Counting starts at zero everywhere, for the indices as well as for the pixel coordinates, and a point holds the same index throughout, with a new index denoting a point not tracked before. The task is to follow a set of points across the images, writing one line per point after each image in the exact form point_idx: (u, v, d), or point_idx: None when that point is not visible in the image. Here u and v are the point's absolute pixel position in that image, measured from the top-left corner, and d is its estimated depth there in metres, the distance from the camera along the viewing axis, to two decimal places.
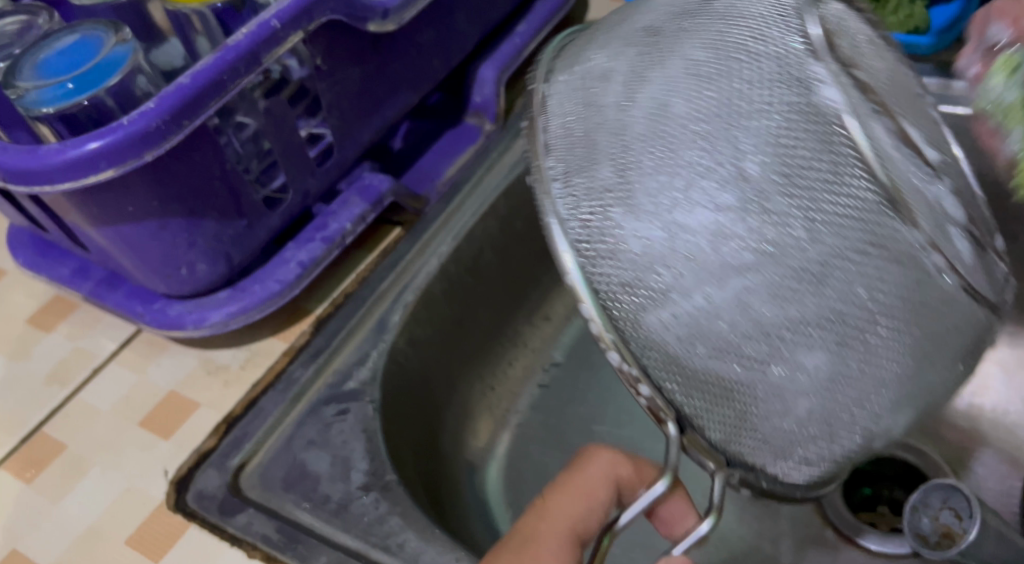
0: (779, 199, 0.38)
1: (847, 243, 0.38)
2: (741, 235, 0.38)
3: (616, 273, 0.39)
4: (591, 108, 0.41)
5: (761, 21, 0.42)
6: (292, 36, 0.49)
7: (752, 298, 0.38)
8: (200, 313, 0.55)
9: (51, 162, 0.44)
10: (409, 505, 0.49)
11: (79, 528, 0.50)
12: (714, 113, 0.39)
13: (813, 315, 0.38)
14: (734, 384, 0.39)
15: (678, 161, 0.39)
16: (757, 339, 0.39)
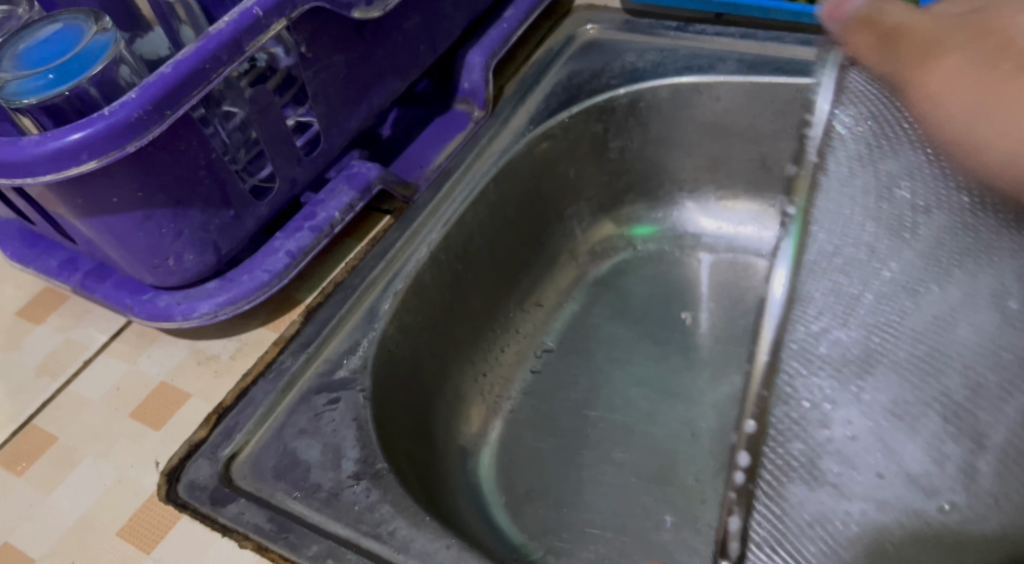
0: (962, 402, 0.41)
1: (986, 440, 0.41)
2: (929, 443, 0.40)
3: (804, 436, 0.37)
4: (861, 260, 0.42)
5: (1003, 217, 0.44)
6: (275, 24, 0.49)
7: (889, 494, 0.38)
8: (189, 304, 0.55)
9: (31, 153, 0.43)
10: (400, 493, 0.49)
11: (70, 520, 0.50)
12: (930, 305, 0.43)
13: (940, 524, 0.40)
14: (817, 563, 0.37)
15: (906, 340, 0.41)
16: (873, 534, 0.38)
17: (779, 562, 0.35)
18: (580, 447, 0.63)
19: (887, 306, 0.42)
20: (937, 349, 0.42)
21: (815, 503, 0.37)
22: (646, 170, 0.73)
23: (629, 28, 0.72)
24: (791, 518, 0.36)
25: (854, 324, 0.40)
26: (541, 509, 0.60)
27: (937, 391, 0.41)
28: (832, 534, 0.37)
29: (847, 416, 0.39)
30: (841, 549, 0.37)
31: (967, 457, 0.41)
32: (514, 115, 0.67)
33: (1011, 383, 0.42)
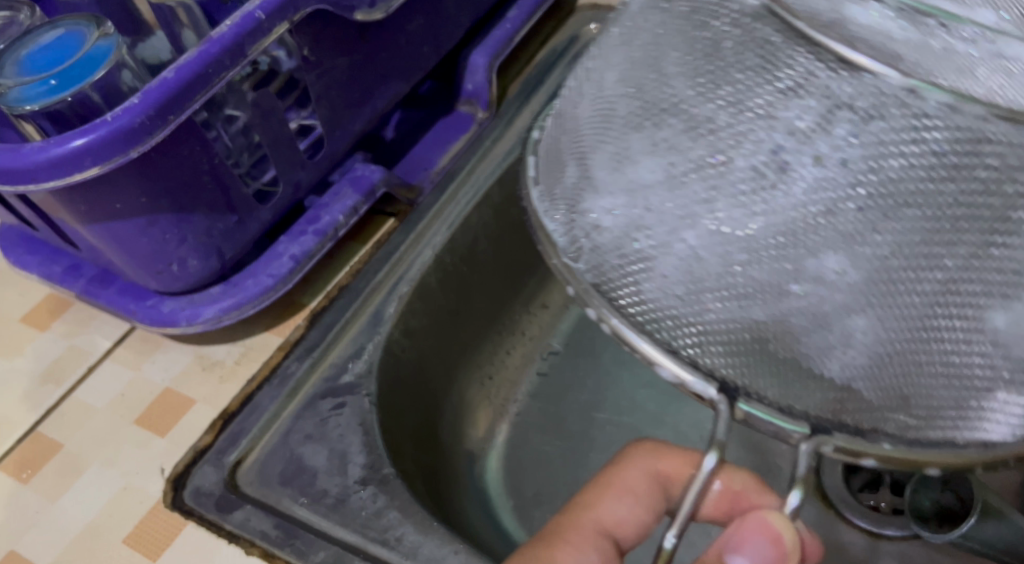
0: (881, 231, 0.36)
1: (916, 241, 0.36)
2: (845, 293, 0.36)
3: (688, 328, 0.39)
4: (630, 213, 0.40)
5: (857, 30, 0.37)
6: (277, 27, 0.48)
7: (863, 332, 0.37)
8: (194, 309, 0.54)
9: (34, 160, 0.43)
10: (407, 499, 0.49)
11: (77, 527, 0.50)
12: (804, 161, 0.36)
13: (920, 323, 0.37)
14: (864, 382, 0.37)
15: (732, 238, 0.38)
16: (877, 363, 0.37)
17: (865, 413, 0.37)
18: (587, 450, 0.63)
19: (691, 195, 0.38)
20: (828, 217, 0.36)
21: (770, 347, 0.38)
22: None
23: None
24: (766, 365, 0.38)
25: (694, 249, 0.39)
26: (549, 513, 0.60)
27: (823, 227, 0.36)
28: (803, 355, 0.38)
29: (697, 313, 0.39)
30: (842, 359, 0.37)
31: (858, 255, 0.36)
32: (518, 116, 0.67)
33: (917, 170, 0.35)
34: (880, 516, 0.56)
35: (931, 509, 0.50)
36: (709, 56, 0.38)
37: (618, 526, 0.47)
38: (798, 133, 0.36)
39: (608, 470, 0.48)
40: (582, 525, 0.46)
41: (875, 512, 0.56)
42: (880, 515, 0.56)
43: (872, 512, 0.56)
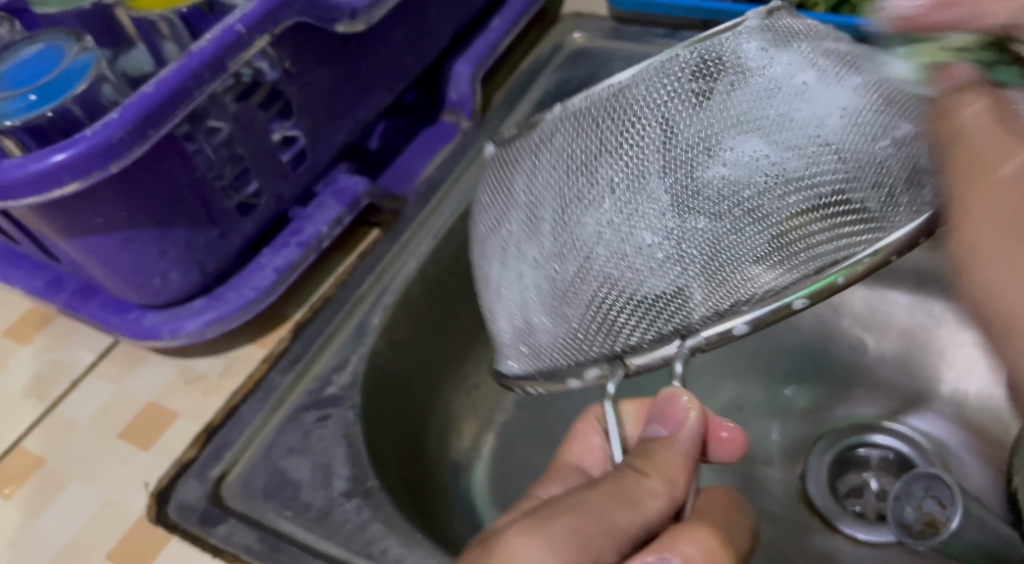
0: (609, 202, 0.43)
1: (649, 174, 0.43)
2: (631, 245, 0.43)
3: (580, 339, 0.43)
4: (503, 296, 0.46)
5: (492, 187, 0.49)
6: (257, 40, 0.48)
7: (659, 248, 0.42)
8: (176, 322, 0.54)
9: (13, 176, 0.43)
10: (391, 511, 0.49)
11: (59, 542, 0.50)
12: (530, 205, 0.45)
13: (737, 210, 0.41)
14: (730, 274, 0.40)
15: (540, 270, 0.45)
16: (715, 267, 0.41)
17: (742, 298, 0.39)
18: None
19: (520, 266, 0.45)
20: (569, 231, 0.44)
21: (629, 294, 0.42)
22: None
23: (616, 38, 0.71)
24: (641, 305, 0.42)
25: (530, 278, 0.45)
26: None
27: (568, 237, 0.44)
28: (641, 284, 0.42)
29: (567, 320, 0.44)
30: (686, 266, 0.42)
31: (615, 212, 0.43)
32: (502, 124, 0.66)
33: (595, 132, 0.44)
34: (869, 521, 0.57)
35: (914, 518, 0.49)
36: (493, 199, 0.48)
37: (589, 457, 0.49)
38: (527, 203, 0.46)
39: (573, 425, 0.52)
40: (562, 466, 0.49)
41: (862, 518, 0.57)
42: (866, 521, 0.57)
43: (859, 518, 0.57)
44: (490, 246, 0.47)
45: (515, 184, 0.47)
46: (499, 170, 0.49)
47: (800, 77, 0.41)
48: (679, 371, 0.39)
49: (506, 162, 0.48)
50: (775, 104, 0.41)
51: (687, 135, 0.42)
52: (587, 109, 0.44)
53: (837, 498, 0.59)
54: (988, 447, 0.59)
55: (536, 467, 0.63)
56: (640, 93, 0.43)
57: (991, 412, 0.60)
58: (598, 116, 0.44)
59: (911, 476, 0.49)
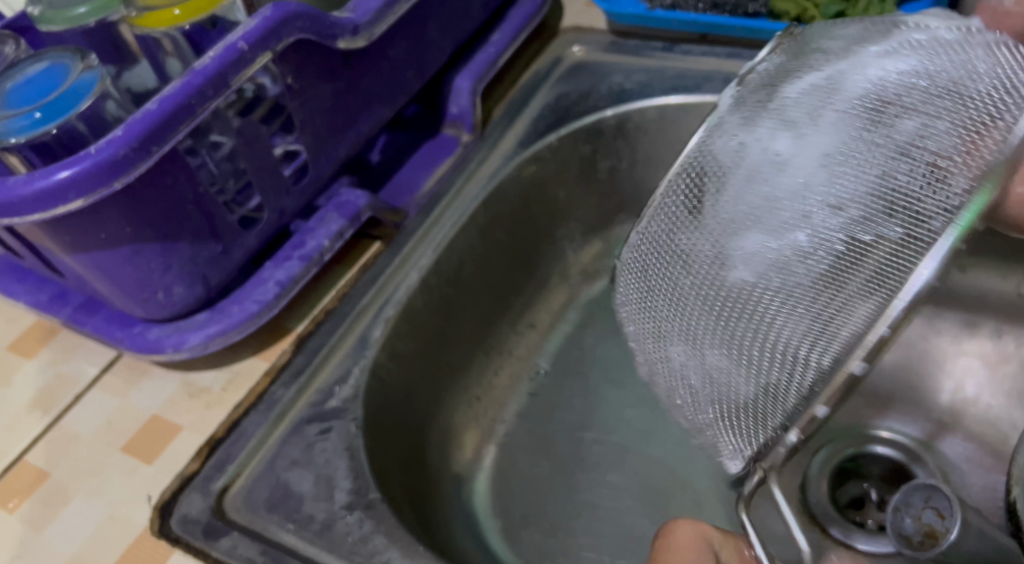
0: (676, 339, 0.51)
1: (704, 309, 0.49)
2: (721, 357, 0.49)
3: (750, 422, 0.47)
4: (705, 387, 0.50)
5: (638, 334, 0.54)
6: (260, 57, 0.49)
7: (721, 362, 0.49)
8: (180, 336, 0.55)
9: (19, 193, 0.43)
10: (393, 523, 0.49)
11: (64, 556, 0.50)
12: (655, 344, 0.52)
13: (796, 293, 0.46)
14: (813, 358, 0.44)
15: (695, 398, 0.51)
16: (789, 361, 0.45)
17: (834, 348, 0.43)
18: (576, 470, 0.63)
19: (682, 387, 0.51)
20: (670, 368, 0.52)
21: (749, 387, 0.47)
22: (636, 192, 0.72)
23: (615, 51, 0.72)
24: (772, 388, 0.46)
25: (694, 391, 0.50)
26: (537, 533, 0.60)
27: (699, 369, 0.50)
28: (762, 379, 0.46)
29: (733, 396, 0.48)
30: (787, 363, 0.45)
31: (697, 349, 0.50)
32: (503, 139, 0.67)
33: (645, 292, 0.53)
34: (870, 532, 0.57)
35: (914, 529, 0.49)
36: (637, 340, 0.54)
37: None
38: (653, 334, 0.53)
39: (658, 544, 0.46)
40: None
41: (864, 528, 0.57)
42: (867, 531, 0.57)
43: (861, 529, 0.57)
44: (661, 383, 0.53)
45: (656, 344, 0.52)
46: (636, 313, 0.54)
47: (794, 159, 0.47)
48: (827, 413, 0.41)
49: (631, 305, 0.55)
50: (776, 199, 0.47)
51: (712, 246, 0.49)
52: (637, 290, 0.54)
53: (838, 510, 0.59)
54: (988, 458, 0.59)
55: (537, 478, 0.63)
56: (683, 242, 0.51)
57: (988, 420, 0.60)
58: (675, 257, 0.51)
59: (909, 486, 0.49)
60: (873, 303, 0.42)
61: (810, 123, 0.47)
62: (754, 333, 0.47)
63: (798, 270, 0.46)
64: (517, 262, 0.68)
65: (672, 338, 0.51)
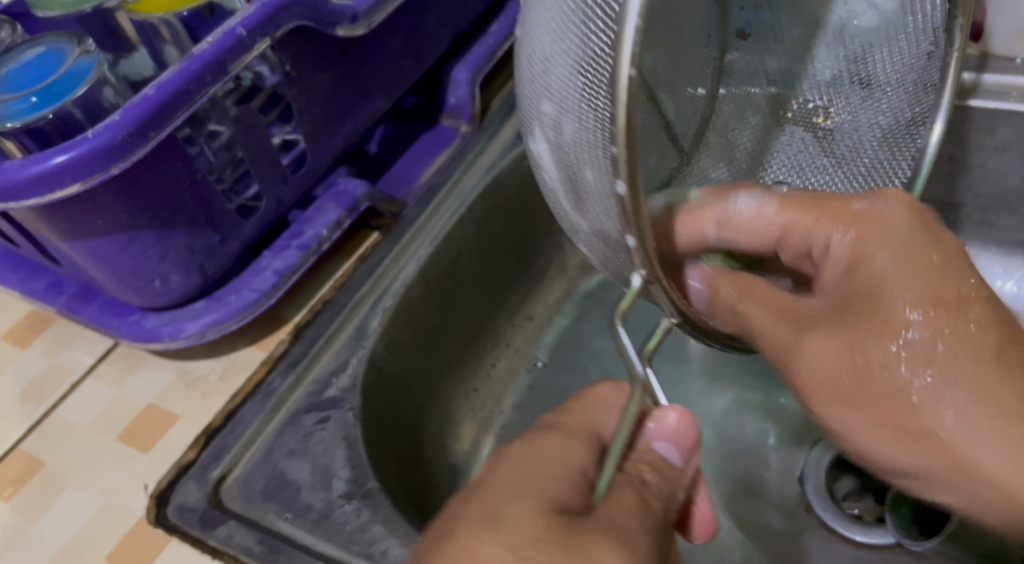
0: (562, 109, 0.41)
1: (567, 61, 0.40)
2: (580, 119, 0.40)
3: (597, 175, 0.39)
4: (585, 182, 0.41)
5: (558, 148, 0.42)
6: (259, 43, 0.49)
7: (580, 121, 0.40)
8: (176, 325, 0.54)
9: (14, 177, 0.43)
10: (391, 512, 0.49)
11: (58, 544, 0.50)
12: (569, 123, 0.41)
13: (573, 55, 0.39)
14: (589, 88, 0.39)
15: (582, 158, 0.40)
16: (591, 92, 0.38)
17: (580, 106, 0.40)
18: None
19: (576, 166, 0.41)
20: (563, 149, 0.42)
21: (596, 154, 0.39)
22: None
23: None
24: (597, 147, 0.39)
25: (582, 157, 0.40)
26: None
27: (561, 147, 0.42)
28: (582, 118, 0.40)
29: (597, 182, 0.40)
30: (584, 109, 0.39)
31: (561, 140, 0.42)
32: (500, 130, 0.66)
33: (529, 79, 0.44)
34: (867, 523, 0.57)
35: None
36: (553, 156, 0.43)
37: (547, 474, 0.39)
38: (558, 156, 0.43)
39: (507, 453, 0.40)
40: (515, 486, 0.38)
41: (861, 520, 0.57)
42: (863, 522, 0.57)
43: (858, 521, 0.57)
44: (562, 179, 0.43)
45: (552, 147, 0.43)
46: (557, 140, 0.42)
47: None
48: (623, 194, 0.37)
49: (554, 138, 0.42)
50: None
51: (532, 45, 0.43)
52: (532, 138, 0.45)
53: (835, 502, 0.58)
54: None
55: None
56: (537, 38, 0.42)
57: None
58: (522, 65, 0.45)
59: None
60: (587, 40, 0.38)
61: None
62: (572, 103, 0.40)
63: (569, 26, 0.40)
64: (515, 253, 0.68)
65: (555, 136, 0.42)
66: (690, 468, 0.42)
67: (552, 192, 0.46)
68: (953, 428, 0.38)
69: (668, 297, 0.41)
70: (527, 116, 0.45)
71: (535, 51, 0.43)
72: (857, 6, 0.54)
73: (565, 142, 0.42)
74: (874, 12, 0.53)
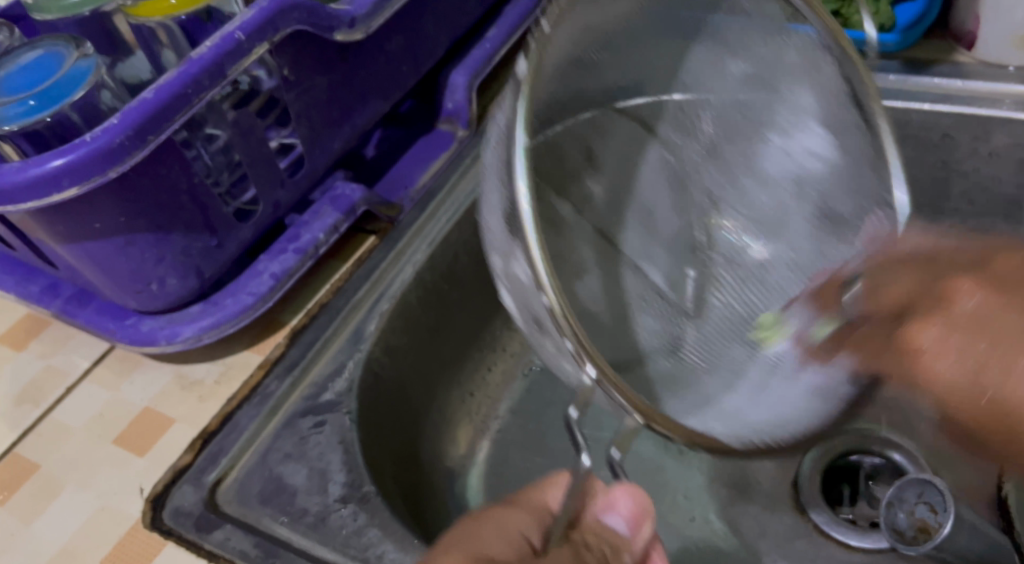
0: (510, 258, 0.41)
1: (504, 220, 0.41)
2: (521, 266, 0.40)
3: (549, 314, 0.39)
4: (548, 331, 0.41)
5: (523, 303, 0.42)
6: (257, 48, 0.49)
7: (520, 269, 0.40)
8: (173, 328, 0.54)
9: (12, 180, 0.43)
10: (387, 516, 0.49)
11: (52, 548, 0.50)
12: (518, 275, 0.41)
13: (506, 208, 0.40)
14: (512, 229, 0.40)
15: (537, 309, 0.40)
16: (514, 234, 0.39)
17: (516, 255, 0.40)
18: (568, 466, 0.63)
19: (540, 316, 0.40)
20: (526, 302, 0.42)
21: (540, 298, 0.39)
22: None
23: None
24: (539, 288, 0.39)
25: (540, 307, 0.40)
26: None
27: (524, 294, 0.42)
28: (521, 264, 0.40)
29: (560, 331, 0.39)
30: (517, 257, 0.40)
31: (519, 286, 0.42)
32: None
33: (491, 244, 0.45)
34: (861, 529, 0.57)
35: (907, 524, 0.56)
36: (529, 316, 0.43)
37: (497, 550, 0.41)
38: (529, 314, 0.43)
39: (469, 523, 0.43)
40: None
41: (855, 526, 0.58)
42: (858, 528, 0.57)
43: (853, 526, 0.57)
44: (541, 335, 0.43)
45: (521, 299, 0.43)
46: (520, 295, 0.42)
47: (501, 119, 0.43)
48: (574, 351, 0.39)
49: (517, 292, 0.43)
50: (497, 152, 0.42)
51: (486, 207, 0.45)
52: (508, 297, 0.45)
53: (830, 507, 0.59)
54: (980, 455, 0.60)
55: (530, 473, 0.63)
56: (488, 200, 0.44)
57: None
58: (487, 233, 0.46)
59: None
60: (511, 193, 0.39)
61: (499, 113, 0.46)
62: (512, 244, 0.40)
63: (497, 191, 0.42)
64: None
65: (518, 285, 0.42)
66: (642, 536, 0.43)
67: (535, 343, 0.46)
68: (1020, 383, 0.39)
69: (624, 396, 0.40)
70: (494, 267, 0.46)
71: (489, 217, 0.44)
72: (800, 157, 0.57)
73: (511, 275, 0.43)
74: (817, 159, 0.57)
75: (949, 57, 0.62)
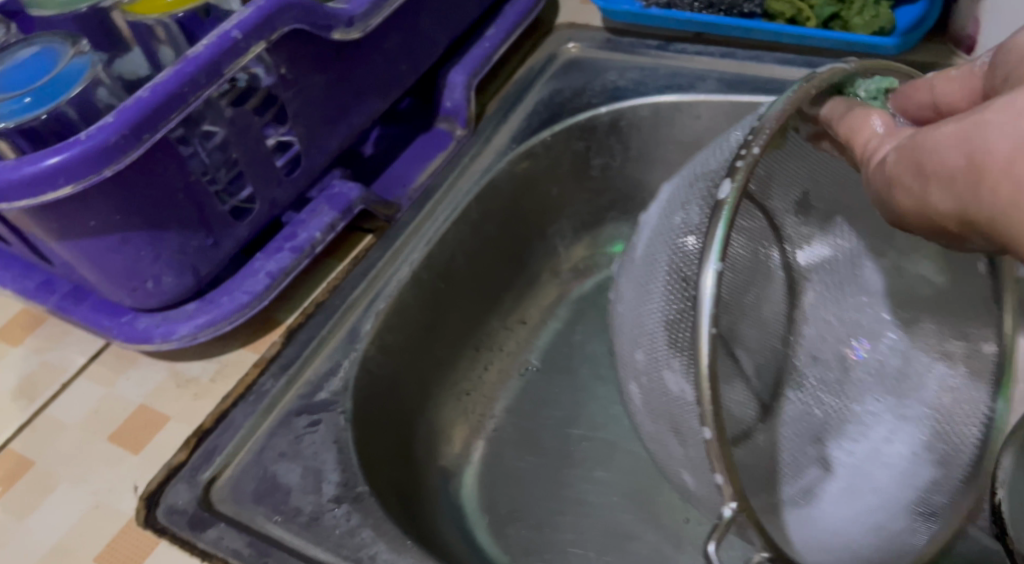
0: (663, 357, 0.46)
1: (664, 316, 0.46)
2: (680, 363, 0.44)
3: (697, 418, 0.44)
4: (688, 431, 0.45)
5: (662, 400, 0.47)
6: (254, 46, 0.49)
7: (673, 366, 0.45)
8: (169, 326, 0.54)
9: (7, 178, 0.43)
10: (381, 517, 0.49)
11: (46, 545, 0.50)
12: (661, 372, 0.46)
13: (671, 307, 0.45)
14: (679, 323, 0.45)
15: (684, 402, 0.45)
16: (681, 330, 0.44)
17: (674, 350, 0.45)
18: (563, 466, 0.63)
19: (686, 417, 0.45)
20: (670, 404, 0.46)
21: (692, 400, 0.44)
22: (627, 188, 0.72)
23: (610, 47, 0.72)
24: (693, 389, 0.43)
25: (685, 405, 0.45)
26: (524, 529, 0.60)
27: (668, 392, 0.46)
28: (684, 359, 0.44)
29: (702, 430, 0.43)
30: (677, 355, 0.45)
31: (663, 382, 0.46)
32: (496, 134, 0.67)
33: (626, 339, 0.49)
34: None
35: None
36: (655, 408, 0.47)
37: None
38: (662, 411, 0.47)
39: None
40: None
41: None
42: None
43: None
44: (666, 440, 0.47)
45: (659, 398, 0.47)
46: (658, 387, 0.47)
47: (656, 225, 0.49)
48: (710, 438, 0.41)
49: (658, 386, 0.46)
50: (656, 251, 0.48)
51: (627, 306, 0.50)
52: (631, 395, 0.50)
53: None
54: None
55: (525, 474, 0.63)
56: (631, 302, 0.49)
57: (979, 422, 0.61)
58: (619, 330, 0.51)
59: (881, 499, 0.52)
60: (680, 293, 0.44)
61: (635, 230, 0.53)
62: (672, 340, 0.45)
63: (656, 292, 0.47)
64: (508, 257, 0.68)
65: (660, 384, 0.46)
66: None
67: (652, 445, 0.49)
68: (999, 130, 0.32)
69: (761, 536, 0.43)
70: (621, 365, 0.51)
71: (633, 316, 0.48)
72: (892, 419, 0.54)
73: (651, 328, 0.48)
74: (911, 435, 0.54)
75: (948, 61, 0.62)
